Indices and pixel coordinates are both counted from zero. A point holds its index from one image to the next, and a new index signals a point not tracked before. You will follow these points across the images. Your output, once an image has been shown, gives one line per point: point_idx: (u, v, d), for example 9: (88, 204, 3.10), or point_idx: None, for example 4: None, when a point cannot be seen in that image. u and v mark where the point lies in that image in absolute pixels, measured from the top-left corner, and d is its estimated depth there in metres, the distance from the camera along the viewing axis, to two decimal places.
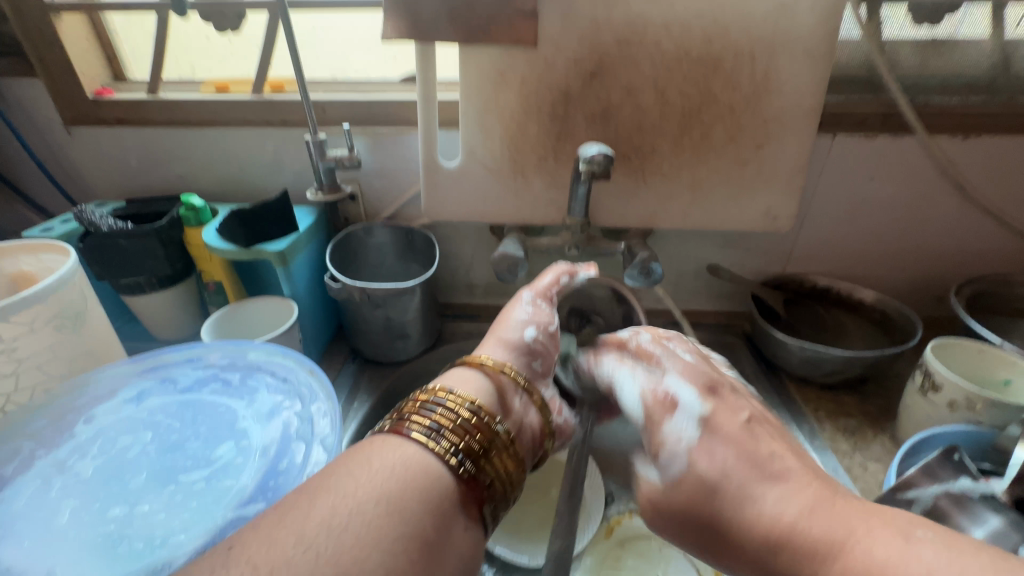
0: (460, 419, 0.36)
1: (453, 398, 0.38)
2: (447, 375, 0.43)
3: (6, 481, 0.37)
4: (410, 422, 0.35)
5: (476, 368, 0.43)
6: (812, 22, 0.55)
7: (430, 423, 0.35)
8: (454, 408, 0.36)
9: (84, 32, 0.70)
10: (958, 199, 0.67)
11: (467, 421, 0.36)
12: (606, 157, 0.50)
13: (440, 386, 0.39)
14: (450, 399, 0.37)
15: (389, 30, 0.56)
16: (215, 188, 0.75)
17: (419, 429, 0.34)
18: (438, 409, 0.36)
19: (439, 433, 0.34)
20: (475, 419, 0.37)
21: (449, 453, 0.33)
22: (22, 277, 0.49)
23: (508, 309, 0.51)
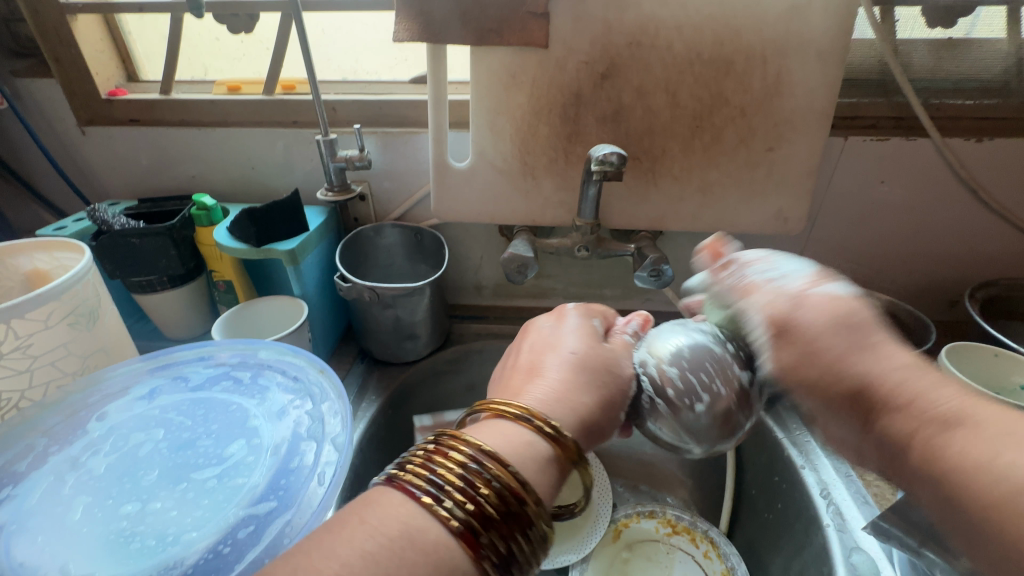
0: (503, 507, 0.29)
1: (509, 472, 0.30)
2: (495, 427, 0.33)
3: (21, 477, 0.37)
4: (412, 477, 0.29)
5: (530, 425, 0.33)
6: (826, 24, 0.54)
7: (471, 510, 0.27)
8: (495, 486, 0.29)
9: (99, 33, 0.71)
10: (971, 203, 0.67)
11: (482, 481, 0.29)
12: (619, 157, 0.50)
13: (479, 444, 0.31)
14: (504, 473, 0.30)
15: (400, 31, 0.56)
16: (226, 189, 0.75)
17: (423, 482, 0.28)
18: (482, 485, 0.29)
19: (483, 528, 0.27)
20: (518, 505, 0.29)
21: (490, 559, 0.27)
22: (37, 274, 0.50)
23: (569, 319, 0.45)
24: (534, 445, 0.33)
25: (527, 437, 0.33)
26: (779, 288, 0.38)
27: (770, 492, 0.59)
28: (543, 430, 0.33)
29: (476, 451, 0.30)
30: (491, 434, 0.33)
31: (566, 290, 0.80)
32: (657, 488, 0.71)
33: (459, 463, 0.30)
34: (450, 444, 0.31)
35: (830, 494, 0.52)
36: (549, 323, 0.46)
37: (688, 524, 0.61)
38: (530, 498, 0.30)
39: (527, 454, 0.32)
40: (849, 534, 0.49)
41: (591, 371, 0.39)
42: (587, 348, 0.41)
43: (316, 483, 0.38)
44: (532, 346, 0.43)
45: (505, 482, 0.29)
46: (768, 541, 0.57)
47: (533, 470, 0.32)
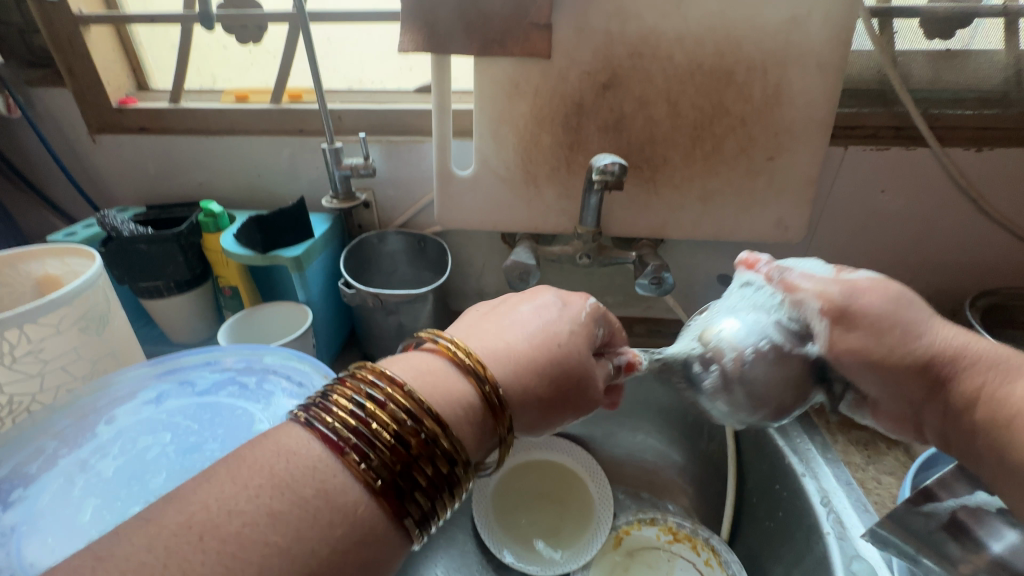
0: (393, 427, 0.28)
1: (405, 392, 0.30)
2: (415, 360, 0.34)
3: (31, 479, 0.38)
4: (341, 425, 0.28)
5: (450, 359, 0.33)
6: (825, 36, 0.55)
7: (355, 426, 0.28)
8: (388, 407, 0.29)
9: (110, 43, 0.72)
10: (971, 212, 0.67)
11: (412, 439, 0.29)
12: (620, 167, 0.51)
13: (381, 367, 0.31)
14: (398, 393, 0.30)
15: (405, 42, 0.57)
16: (232, 196, 0.76)
17: (349, 429, 0.28)
18: (373, 402, 0.29)
19: (364, 443, 0.28)
20: (409, 427, 0.29)
21: (369, 472, 0.27)
22: (48, 280, 0.51)
23: (573, 309, 0.40)
24: (471, 414, 0.32)
25: (466, 398, 0.32)
26: (819, 283, 0.41)
27: (771, 500, 0.59)
28: (459, 362, 0.33)
29: (375, 373, 0.31)
30: (428, 383, 0.32)
31: None
32: (658, 495, 0.71)
33: (389, 412, 0.29)
34: (388, 391, 0.30)
35: (830, 502, 0.52)
36: (551, 300, 0.41)
37: (689, 532, 0.61)
38: (424, 417, 0.29)
39: (464, 424, 0.31)
40: (849, 543, 0.49)
41: (561, 372, 0.36)
42: (573, 342, 0.38)
43: None
44: (522, 324, 0.38)
45: (432, 440, 0.29)
46: (769, 550, 0.57)
47: (437, 401, 0.31)
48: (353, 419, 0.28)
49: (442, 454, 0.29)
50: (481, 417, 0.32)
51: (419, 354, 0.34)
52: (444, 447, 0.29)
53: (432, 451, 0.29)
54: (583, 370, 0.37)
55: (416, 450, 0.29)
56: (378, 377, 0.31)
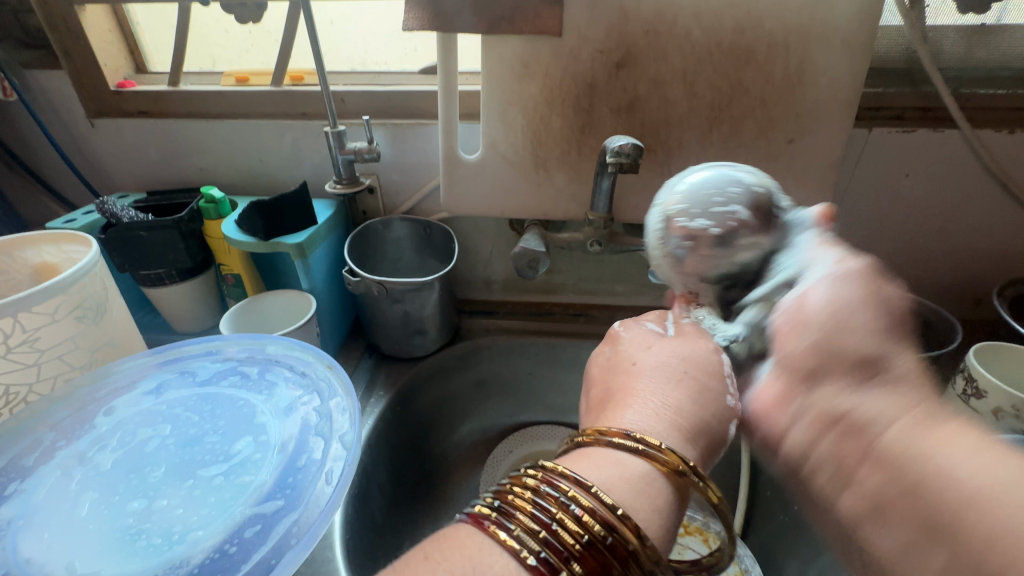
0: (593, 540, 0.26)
1: (598, 496, 0.28)
2: (584, 455, 0.31)
3: (27, 471, 0.37)
4: (518, 519, 0.27)
5: (617, 447, 0.31)
6: (852, 10, 0.52)
7: (552, 543, 0.26)
8: (583, 516, 0.27)
9: (107, 23, 0.70)
10: (1001, 198, 0.64)
11: (602, 540, 0.26)
12: (635, 149, 0.48)
13: (562, 471, 0.29)
14: (591, 499, 0.27)
15: (410, 19, 0.55)
16: (233, 181, 0.75)
17: (545, 547, 0.25)
18: (565, 513, 0.27)
19: (564, 562, 0.25)
20: (608, 536, 0.26)
21: None
22: (45, 267, 0.50)
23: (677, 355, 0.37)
24: (654, 489, 0.29)
25: (655, 486, 0.29)
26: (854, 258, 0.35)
27: (787, 494, 0.57)
28: (636, 449, 0.30)
29: (556, 480, 0.29)
30: (604, 473, 0.29)
31: (577, 285, 0.78)
32: None
33: (569, 510, 0.27)
34: (564, 483, 0.28)
35: None
36: (665, 346, 0.38)
37: (701, 524, 0.60)
38: (627, 526, 0.27)
39: (642, 500, 0.29)
40: None
41: (717, 435, 0.34)
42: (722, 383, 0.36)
43: (324, 482, 0.37)
44: (647, 388, 0.36)
45: (622, 530, 0.27)
46: (784, 545, 0.56)
47: (627, 495, 0.28)
48: (541, 526, 0.26)
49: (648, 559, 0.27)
50: (672, 502, 0.30)
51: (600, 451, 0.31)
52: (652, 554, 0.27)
53: (622, 546, 0.26)
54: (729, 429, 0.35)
55: (623, 563, 0.26)
56: (579, 491, 0.28)
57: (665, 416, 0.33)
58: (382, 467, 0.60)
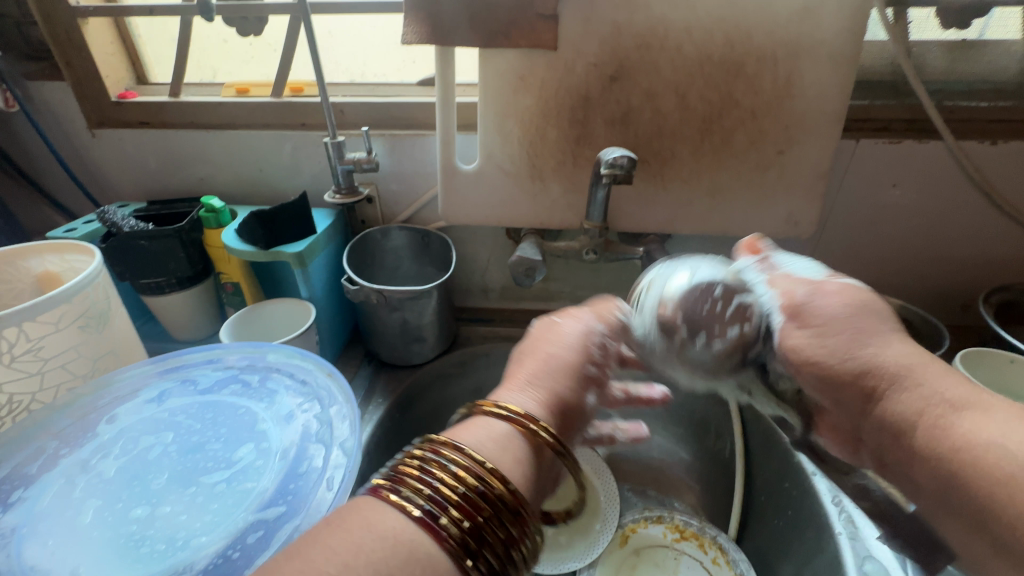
0: (464, 488, 0.28)
1: (467, 454, 0.30)
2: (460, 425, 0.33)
3: (31, 479, 0.38)
4: (406, 480, 0.28)
5: (495, 413, 0.34)
6: (838, 26, 0.54)
7: (432, 495, 0.27)
8: (453, 469, 0.29)
9: (109, 36, 0.71)
10: (986, 207, 0.66)
11: (477, 490, 0.28)
12: (629, 160, 0.49)
13: (437, 436, 0.31)
14: (462, 455, 0.30)
15: (408, 33, 0.56)
16: (233, 191, 0.75)
17: (424, 498, 0.27)
18: (441, 471, 0.29)
19: (441, 511, 0.27)
20: (479, 485, 0.28)
21: (455, 539, 0.26)
22: (47, 277, 0.50)
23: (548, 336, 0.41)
24: (515, 446, 0.32)
25: (515, 444, 0.32)
26: (808, 278, 0.39)
27: (781, 499, 0.58)
28: (496, 411, 0.34)
29: (435, 443, 0.31)
30: (474, 436, 0.32)
31: (573, 292, 0.79)
32: (664, 493, 0.71)
33: (446, 468, 0.29)
34: (439, 446, 0.31)
35: (842, 501, 0.51)
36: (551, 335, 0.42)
37: (697, 530, 0.61)
38: (493, 477, 0.29)
39: (504, 455, 0.31)
40: (861, 543, 0.48)
41: (574, 405, 0.37)
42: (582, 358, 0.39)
43: (325, 488, 0.38)
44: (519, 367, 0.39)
45: (492, 480, 0.29)
46: (778, 548, 0.57)
47: (486, 452, 0.31)
48: (424, 484, 0.28)
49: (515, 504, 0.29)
50: (529, 453, 0.32)
51: (472, 421, 0.33)
52: (516, 500, 0.29)
53: (492, 495, 0.28)
54: (583, 397, 0.38)
55: (494, 510, 0.28)
56: (453, 448, 0.30)
57: (539, 388, 0.36)
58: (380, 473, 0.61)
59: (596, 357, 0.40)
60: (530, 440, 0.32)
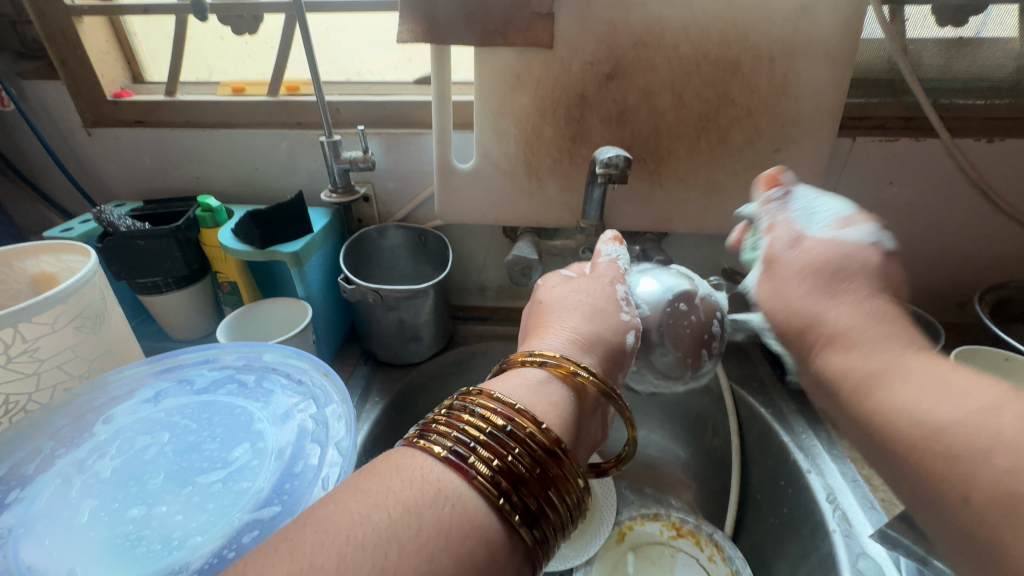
0: (496, 429, 0.28)
1: (500, 399, 0.31)
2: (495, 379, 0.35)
3: (27, 480, 0.38)
4: (436, 425, 0.29)
5: (527, 364, 0.35)
6: (834, 24, 0.54)
7: (459, 438, 0.28)
8: (484, 415, 0.29)
9: (104, 35, 0.71)
10: (982, 204, 0.66)
11: (508, 429, 0.29)
12: (624, 160, 0.49)
13: (471, 389, 0.32)
14: (494, 401, 0.30)
15: (404, 32, 0.56)
16: (230, 190, 0.75)
17: (451, 443, 0.27)
18: (472, 416, 0.29)
19: (470, 452, 0.27)
20: (509, 425, 0.29)
21: (486, 476, 0.26)
22: (43, 277, 0.50)
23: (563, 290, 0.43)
24: (548, 394, 0.33)
25: (552, 388, 0.33)
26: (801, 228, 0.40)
27: (776, 496, 0.58)
28: (528, 361, 0.35)
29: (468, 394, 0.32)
30: (508, 387, 0.33)
31: None
32: (661, 491, 0.71)
33: (475, 413, 0.30)
34: (471, 396, 0.31)
35: (836, 499, 0.52)
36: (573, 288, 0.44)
37: (692, 527, 0.61)
38: (523, 417, 0.29)
39: (539, 399, 0.32)
40: (856, 540, 0.48)
41: (614, 350, 0.39)
42: (611, 306, 0.41)
43: (320, 488, 0.38)
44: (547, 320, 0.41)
45: (522, 420, 0.29)
46: (774, 545, 0.57)
47: (518, 398, 0.32)
48: (453, 430, 0.28)
49: (550, 445, 0.29)
50: (567, 398, 0.33)
51: (506, 375, 0.35)
52: (551, 440, 0.29)
53: (523, 432, 0.29)
54: (622, 340, 0.40)
55: (526, 450, 0.28)
56: (485, 398, 0.31)
57: (575, 333, 0.38)
58: None
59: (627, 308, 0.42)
60: (569, 382, 0.34)
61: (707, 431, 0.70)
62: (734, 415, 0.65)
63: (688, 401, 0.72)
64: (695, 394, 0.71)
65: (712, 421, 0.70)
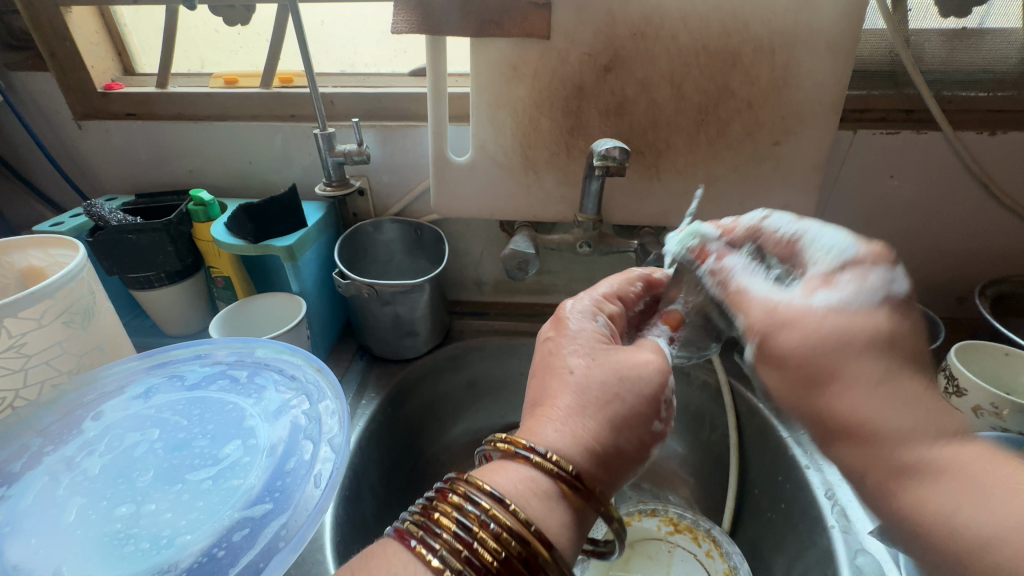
0: (507, 553, 0.29)
1: (512, 512, 0.30)
2: (498, 467, 0.34)
3: (14, 477, 0.37)
4: (445, 538, 0.29)
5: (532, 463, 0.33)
6: (836, 14, 0.53)
7: (471, 561, 0.28)
8: (496, 532, 0.29)
9: (94, 25, 0.70)
10: (983, 198, 0.65)
11: (519, 553, 0.29)
12: (622, 152, 0.49)
13: (482, 486, 0.31)
14: (506, 514, 0.30)
15: (398, 22, 0.55)
16: (223, 184, 0.74)
17: (461, 562, 0.28)
18: (483, 531, 0.29)
19: None
20: (520, 550, 0.29)
21: None
22: (32, 271, 0.49)
23: (590, 361, 0.38)
24: (554, 507, 0.32)
25: (557, 500, 0.32)
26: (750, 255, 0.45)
27: (774, 492, 0.58)
28: (540, 464, 0.33)
29: (479, 495, 0.31)
30: (517, 486, 0.32)
31: (568, 286, 0.79)
32: (659, 487, 0.71)
33: (487, 527, 0.29)
34: (480, 496, 0.31)
35: (835, 495, 0.51)
36: (603, 359, 0.39)
37: (690, 523, 0.61)
38: (536, 542, 0.29)
39: (547, 515, 0.31)
40: (854, 536, 0.48)
41: (628, 453, 0.36)
42: (640, 407, 0.37)
43: (312, 485, 0.38)
44: (571, 404, 0.36)
45: (533, 545, 0.29)
46: (772, 541, 0.57)
47: (529, 512, 0.31)
48: (464, 548, 0.29)
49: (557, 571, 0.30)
50: (573, 513, 0.32)
51: (511, 466, 0.33)
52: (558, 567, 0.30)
53: (533, 558, 0.29)
54: (639, 448, 0.37)
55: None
56: (498, 506, 0.30)
57: (592, 442, 0.35)
58: (373, 469, 0.60)
59: (660, 412, 0.38)
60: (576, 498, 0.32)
61: (705, 426, 0.69)
62: (732, 411, 0.64)
63: (685, 397, 0.72)
64: (694, 389, 0.71)
65: (710, 416, 0.69)
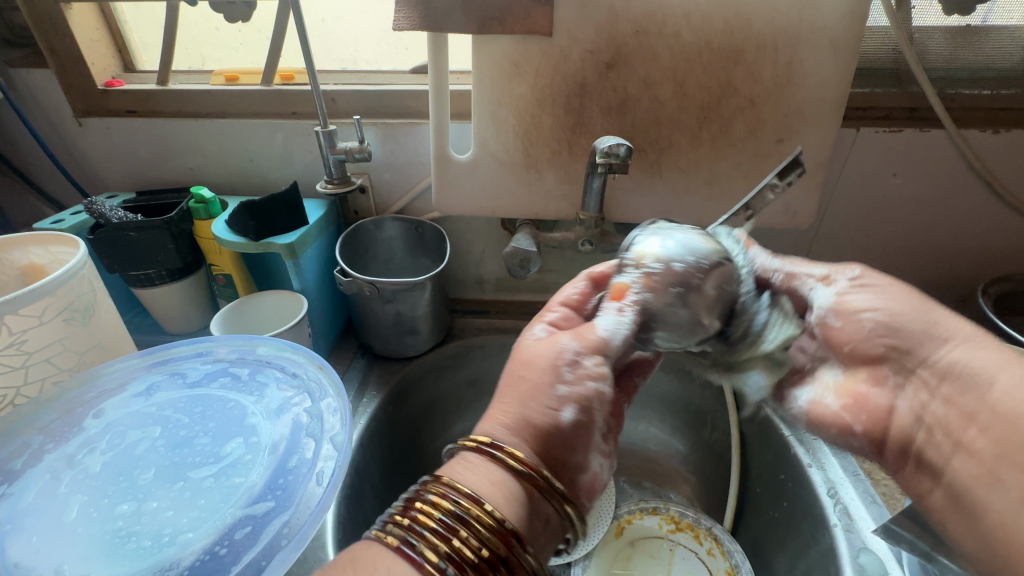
0: (442, 517, 0.30)
1: (446, 484, 0.32)
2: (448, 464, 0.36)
3: (14, 475, 0.37)
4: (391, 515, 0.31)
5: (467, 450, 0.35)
6: (840, 11, 0.53)
7: (408, 530, 0.30)
8: (433, 502, 0.31)
9: (94, 22, 0.69)
10: (986, 196, 0.65)
11: (455, 514, 0.30)
12: (625, 150, 0.48)
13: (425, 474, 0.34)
14: (442, 487, 0.32)
15: (399, 19, 0.54)
16: (224, 181, 0.74)
17: (401, 532, 0.30)
18: (421, 504, 0.31)
19: (417, 544, 0.29)
20: (455, 510, 0.30)
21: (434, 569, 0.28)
22: (32, 269, 0.49)
23: (518, 365, 0.39)
24: (491, 477, 0.33)
25: (496, 473, 0.33)
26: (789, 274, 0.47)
27: (776, 490, 0.58)
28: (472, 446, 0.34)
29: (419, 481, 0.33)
30: (457, 468, 0.34)
31: None
32: (660, 485, 0.71)
33: (426, 500, 0.31)
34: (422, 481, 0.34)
35: (837, 493, 0.51)
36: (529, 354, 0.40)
37: (691, 521, 0.61)
38: (469, 504, 0.31)
39: (485, 484, 0.32)
40: (857, 534, 0.48)
41: (569, 435, 0.36)
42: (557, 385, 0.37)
43: (315, 483, 0.38)
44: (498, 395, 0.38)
45: (468, 506, 0.30)
46: (773, 540, 0.57)
47: (466, 482, 0.32)
48: (404, 519, 0.31)
49: (496, 528, 0.30)
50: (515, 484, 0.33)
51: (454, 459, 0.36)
52: (495, 524, 0.30)
53: (471, 517, 0.30)
54: (573, 425, 0.36)
55: (473, 537, 0.29)
56: (435, 483, 0.32)
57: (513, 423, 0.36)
58: (374, 467, 0.60)
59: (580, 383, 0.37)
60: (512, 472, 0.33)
61: (707, 424, 0.69)
62: (734, 409, 0.64)
63: (687, 395, 0.72)
64: (696, 387, 0.70)
65: (712, 415, 0.69)
